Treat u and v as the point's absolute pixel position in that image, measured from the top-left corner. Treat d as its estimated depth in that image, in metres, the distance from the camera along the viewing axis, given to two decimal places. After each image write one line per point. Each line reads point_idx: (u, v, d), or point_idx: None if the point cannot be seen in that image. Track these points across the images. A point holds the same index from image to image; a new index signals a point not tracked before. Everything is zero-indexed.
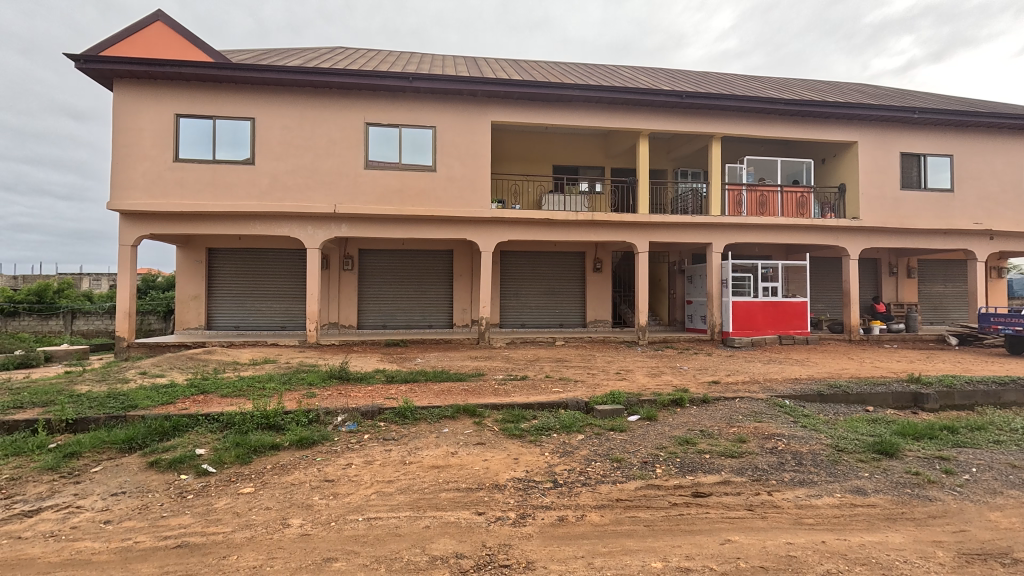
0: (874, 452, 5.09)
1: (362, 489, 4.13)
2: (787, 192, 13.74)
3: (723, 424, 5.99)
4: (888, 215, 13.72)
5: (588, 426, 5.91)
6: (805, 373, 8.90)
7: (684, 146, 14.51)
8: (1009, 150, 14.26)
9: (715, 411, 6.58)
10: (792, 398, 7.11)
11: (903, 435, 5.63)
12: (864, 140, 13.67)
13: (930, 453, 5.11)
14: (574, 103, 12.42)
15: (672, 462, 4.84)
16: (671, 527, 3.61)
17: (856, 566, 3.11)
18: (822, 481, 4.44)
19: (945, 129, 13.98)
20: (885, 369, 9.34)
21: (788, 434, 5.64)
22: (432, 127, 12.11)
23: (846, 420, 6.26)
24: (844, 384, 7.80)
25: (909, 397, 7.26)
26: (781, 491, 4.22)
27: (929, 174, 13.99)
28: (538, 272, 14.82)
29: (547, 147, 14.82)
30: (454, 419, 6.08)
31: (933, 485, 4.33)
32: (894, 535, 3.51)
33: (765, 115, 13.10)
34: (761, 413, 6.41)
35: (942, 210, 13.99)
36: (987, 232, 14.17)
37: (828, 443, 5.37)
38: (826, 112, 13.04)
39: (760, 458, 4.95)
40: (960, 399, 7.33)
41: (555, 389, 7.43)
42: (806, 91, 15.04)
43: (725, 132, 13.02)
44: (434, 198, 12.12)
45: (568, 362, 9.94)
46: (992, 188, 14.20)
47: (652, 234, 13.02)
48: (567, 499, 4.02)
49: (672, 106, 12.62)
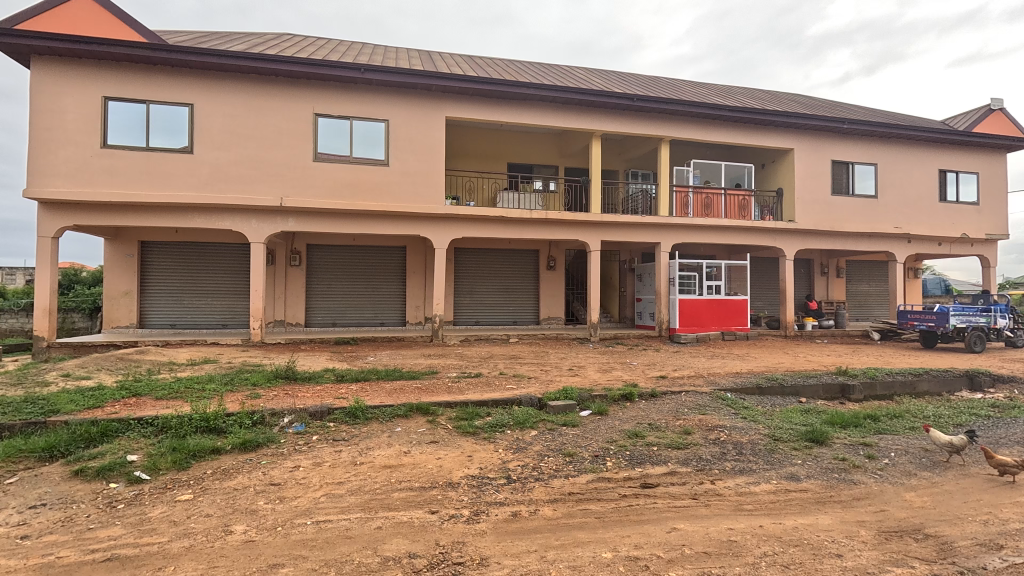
0: (806, 440, 5.44)
1: (311, 492, 4.02)
2: (730, 195, 14.41)
3: (670, 417, 6.21)
4: (820, 219, 14.66)
5: (541, 422, 5.99)
6: (745, 367, 9.38)
7: (635, 148, 14.89)
8: (924, 160, 15.53)
9: (662, 404, 6.82)
10: (733, 391, 7.47)
11: (832, 424, 6.05)
12: (800, 147, 14.51)
13: (855, 439, 5.51)
14: (529, 102, 12.49)
15: (622, 455, 4.99)
16: (621, 518, 3.72)
17: (790, 548, 3.32)
18: (760, 468, 4.70)
19: (870, 139, 15.05)
20: (816, 362, 9.97)
21: (729, 425, 5.92)
22: (385, 120, 11.84)
23: (782, 411, 6.65)
24: (780, 376, 8.29)
25: (837, 388, 7.81)
26: (722, 479, 4.44)
27: (857, 182, 15.04)
28: (492, 270, 14.82)
29: (502, 146, 14.80)
30: (407, 417, 6.00)
31: (858, 470, 4.68)
32: (824, 517, 3.78)
33: (712, 120, 13.68)
34: (705, 406, 6.71)
35: (868, 214, 15.06)
36: (906, 235, 15.37)
37: (766, 433, 5.68)
38: (765, 119, 13.74)
39: (704, 449, 5.17)
40: (882, 389, 7.94)
41: (509, 385, 7.48)
42: (748, 98, 15.77)
43: (674, 135, 13.46)
44: (388, 193, 11.88)
45: (521, 359, 10.00)
46: (911, 195, 15.41)
47: (604, 233, 13.27)
48: (520, 494, 4.06)
49: (624, 108, 12.94)
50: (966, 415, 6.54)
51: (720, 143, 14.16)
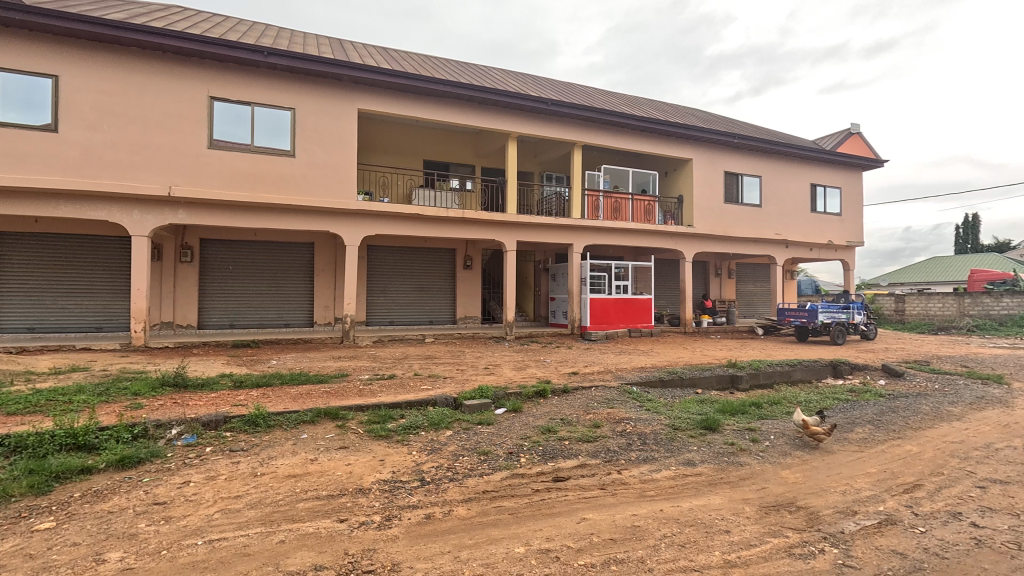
0: (701, 428, 5.92)
1: (204, 508, 3.68)
2: (636, 200, 15.28)
3: (581, 412, 6.47)
4: (714, 225, 16.00)
5: (456, 422, 5.96)
6: (649, 361, 10.01)
7: (549, 151, 15.30)
8: (799, 175, 17.50)
9: (574, 399, 7.08)
10: (638, 384, 7.95)
11: (724, 412, 6.63)
12: (697, 158, 15.74)
13: (742, 425, 6.09)
14: (445, 99, 12.37)
15: (535, 451, 5.10)
16: (533, 513, 3.81)
17: (686, 528, 3.59)
18: (661, 456, 5.04)
19: (756, 154, 16.70)
20: (711, 356, 10.87)
21: (634, 417, 6.28)
22: (291, 109, 11.15)
23: (681, 401, 7.18)
24: (679, 369, 8.94)
25: (728, 379, 8.57)
26: (628, 468, 4.70)
27: (745, 192, 16.60)
28: (407, 268, 14.51)
29: (418, 142, 14.52)
30: (314, 423, 5.69)
31: (744, 452, 5.17)
32: (715, 497, 4.13)
33: (621, 129, 14.44)
34: (613, 399, 7.06)
35: (754, 222, 16.69)
36: (784, 241, 17.22)
37: (666, 423, 6.10)
38: (667, 130, 14.74)
39: (611, 440, 5.44)
40: (764, 379, 8.85)
41: (424, 386, 7.37)
42: (653, 110, 16.82)
43: (586, 140, 14.01)
44: (294, 186, 11.20)
45: (437, 359, 9.89)
46: (788, 205, 17.31)
47: (519, 234, 13.50)
48: (434, 496, 4.02)
49: (538, 111, 13.24)
50: (830, 399, 7.48)
51: (628, 150, 14.97)
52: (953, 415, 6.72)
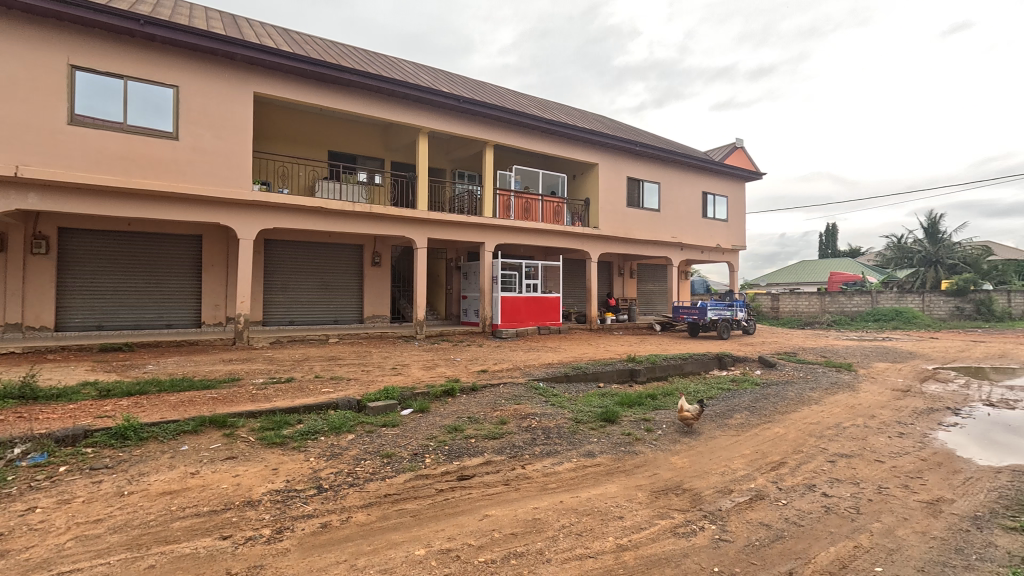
0: (601, 420, 6.22)
1: (53, 538, 3.21)
2: (546, 201, 15.68)
3: (488, 409, 6.52)
4: (618, 227, 16.89)
5: (359, 425, 5.75)
6: (555, 358, 10.33)
7: (461, 149, 15.24)
8: (692, 183, 19.01)
9: (482, 397, 7.12)
10: (545, 380, 8.18)
11: (622, 404, 7.02)
12: (603, 163, 16.52)
13: (638, 416, 6.49)
14: (351, 88, 11.87)
15: (441, 450, 5.06)
16: (435, 513, 3.76)
17: (583, 517, 3.75)
18: (563, 449, 5.22)
19: (655, 162, 17.88)
20: (613, 352, 11.46)
21: (540, 412, 6.45)
22: (173, 86, 10.08)
23: (584, 396, 7.50)
24: (584, 365, 9.32)
25: (627, 373, 9.10)
26: (532, 463, 4.82)
27: (645, 197, 17.70)
28: (310, 265, 13.73)
29: (322, 132, 13.78)
30: (197, 433, 5.19)
31: (639, 441, 5.51)
32: (611, 485, 4.35)
33: (531, 130, 14.77)
34: (520, 396, 7.20)
35: (653, 225, 17.85)
36: (679, 244, 18.59)
37: (570, 417, 6.33)
38: (575, 135, 15.32)
39: (517, 436, 5.54)
40: (660, 371, 9.50)
41: (325, 389, 7.01)
42: (562, 114, 17.40)
43: (498, 140, 14.14)
44: (176, 172, 10.13)
45: (341, 360, 9.47)
46: (683, 211, 18.72)
47: (430, 231, 13.30)
48: (332, 503, 3.83)
49: (450, 108, 13.15)
50: (714, 389, 8.21)
51: (538, 152, 15.33)
52: (812, 399, 7.67)
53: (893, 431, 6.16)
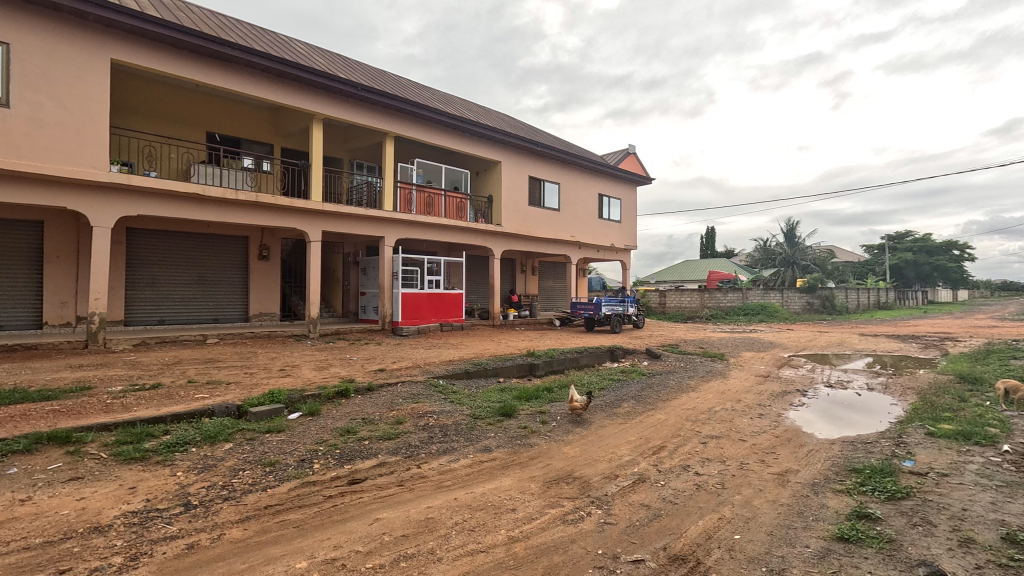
0: (499, 415, 6.30)
1: None
2: (449, 196, 15.54)
3: (384, 409, 6.32)
4: (520, 225, 17.23)
5: (238, 432, 5.28)
6: (456, 354, 10.30)
7: (360, 139, 14.59)
8: (589, 184, 19.95)
9: (378, 397, 6.89)
10: (444, 377, 8.12)
11: (520, 398, 7.18)
12: (505, 161, 16.75)
13: (535, 409, 6.67)
14: (234, 65, 10.84)
15: (331, 455, 4.80)
16: (322, 522, 3.57)
17: (477, 512, 3.77)
18: (460, 446, 5.21)
19: (555, 162, 18.52)
20: (514, 347, 11.68)
21: (438, 410, 6.39)
22: (2, 43, 8.48)
23: (483, 391, 7.55)
24: (484, 361, 9.40)
25: (526, 367, 9.33)
26: (427, 462, 4.75)
27: (546, 196, 18.25)
28: (184, 257, 12.35)
29: (199, 110, 12.44)
30: (32, 453, 4.43)
31: (534, 434, 5.67)
32: (505, 479, 4.42)
33: (433, 124, 14.56)
34: (418, 394, 7.07)
35: (554, 224, 18.46)
36: (577, 242, 19.43)
37: (468, 413, 6.35)
38: (478, 131, 15.38)
39: (413, 435, 5.44)
40: (557, 365, 9.86)
41: (200, 395, 6.35)
42: (466, 109, 17.36)
43: (398, 132, 13.75)
44: (7, 145, 8.56)
45: (221, 362, 8.64)
46: (581, 211, 19.58)
47: (325, 224, 12.59)
48: (201, 521, 3.47)
49: (347, 95, 12.55)
50: (606, 380, 8.69)
51: (441, 147, 15.15)
52: (690, 387, 8.41)
53: (754, 412, 6.95)
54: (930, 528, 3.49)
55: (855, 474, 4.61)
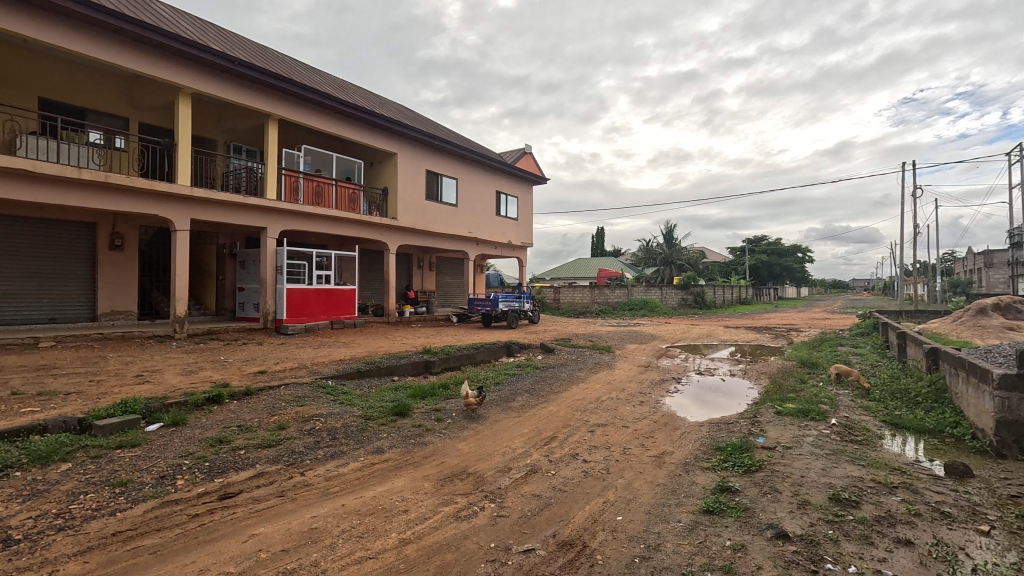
0: (392, 415, 6.10)
1: None
2: (340, 186, 14.72)
3: (264, 415, 5.82)
4: (416, 219, 16.86)
5: (80, 450, 4.53)
6: (348, 353, 9.81)
7: (238, 119, 13.28)
8: (487, 181, 20.10)
9: (257, 402, 6.32)
10: (333, 378, 7.67)
11: (415, 396, 7.02)
12: (401, 153, 16.28)
13: (430, 407, 6.56)
14: (77, 22, 9.27)
15: (199, 468, 4.31)
16: (186, 544, 3.18)
17: (366, 517, 3.61)
18: (349, 449, 4.96)
19: (453, 157, 18.41)
20: (410, 344, 11.40)
21: (326, 413, 6.03)
22: None
23: (375, 391, 7.27)
24: (378, 359, 9.06)
25: (422, 365, 9.16)
26: (313, 468, 4.46)
27: (443, 191, 18.05)
28: (8, 245, 10.34)
29: (30, 72, 10.47)
30: None
31: (428, 432, 5.57)
32: (397, 480, 4.29)
33: (323, 109, 13.70)
34: (304, 397, 6.61)
35: (451, 219, 18.33)
36: (475, 239, 19.50)
37: (359, 414, 6.07)
38: (372, 120, 14.78)
39: (297, 441, 5.07)
40: (453, 362, 9.81)
41: (28, 409, 5.35)
42: (359, 96, 16.58)
43: (284, 115, 12.75)
44: None
45: (59, 369, 7.37)
46: (479, 207, 19.67)
47: (196, 211, 11.28)
48: (26, 559, 2.92)
49: (222, 70, 11.35)
50: (501, 375, 8.82)
51: (331, 134, 14.30)
52: (580, 378, 8.83)
53: (636, 400, 7.48)
54: (777, 494, 4.00)
55: (719, 451, 5.16)
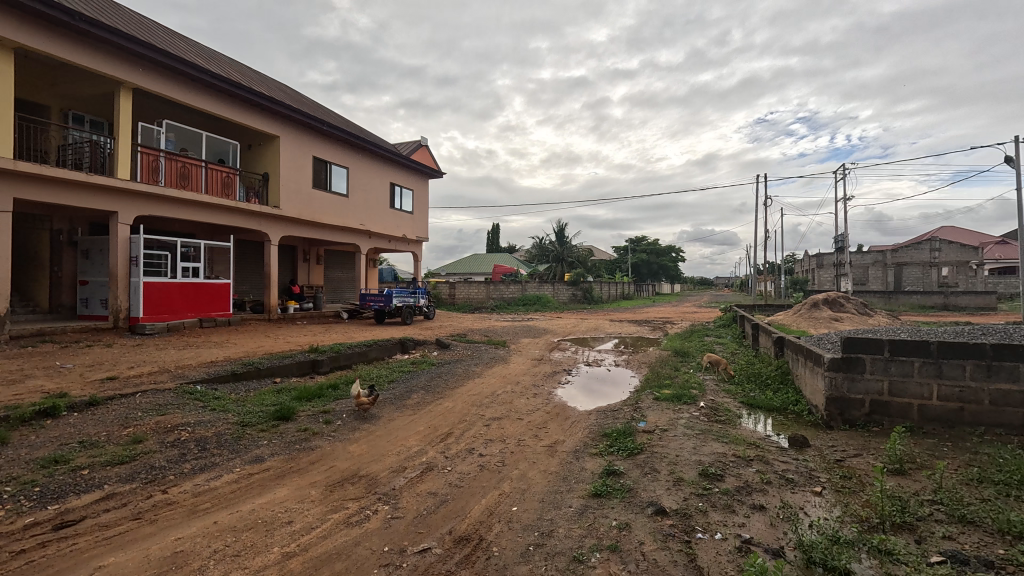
0: (274, 420, 5.63)
1: None
2: (212, 169, 13.24)
3: (115, 427, 5.05)
4: (302, 208, 15.74)
5: None
6: (221, 354, 8.88)
7: (79, 85, 11.35)
8: (380, 172, 19.37)
9: (106, 413, 5.47)
10: (203, 382, 6.89)
11: (300, 399, 6.55)
12: (285, 136, 15.08)
13: (317, 409, 6.16)
14: None
15: (26, 495, 3.62)
16: None
17: (244, 533, 3.29)
18: (223, 460, 4.49)
19: (344, 145, 17.46)
20: (294, 343, 10.62)
21: (194, 421, 5.40)
22: None
23: (254, 394, 6.66)
24: (257, 360, 8.31)
25: (308, 365, 8.59)
26: (177, 484, 3.96)
27: (332, 179, 17.05)
28: None
29: None
30: None
31: (315, 436, 5.23)
32: (280, 490, 3.97)
33: (191, 82, 12.22)
34: (167, 404, 5.85)
35: (341, 210, 17.39)
36: (367, 231, 18.70)
37: (234, 421, 5.51)
38: (250, 98, 13.49)
39: (158, 455, 4.47)
40: (343, 361, 9.32)
41: None
42: (235, 71, 15.05)
43: (141, 84, 11.16)
44: None
45: None
46: (371, 198, 18.88)
47: (22, 190, 9.45)
48: None
49: (58, 24, 9.62)
50: (395, 373, 8.56)
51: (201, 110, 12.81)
52: (476, 373, 8.87)
53: (530, 392, 7.70)
54: (655, 473, 4.36)
55: (605, 437, 5.49)
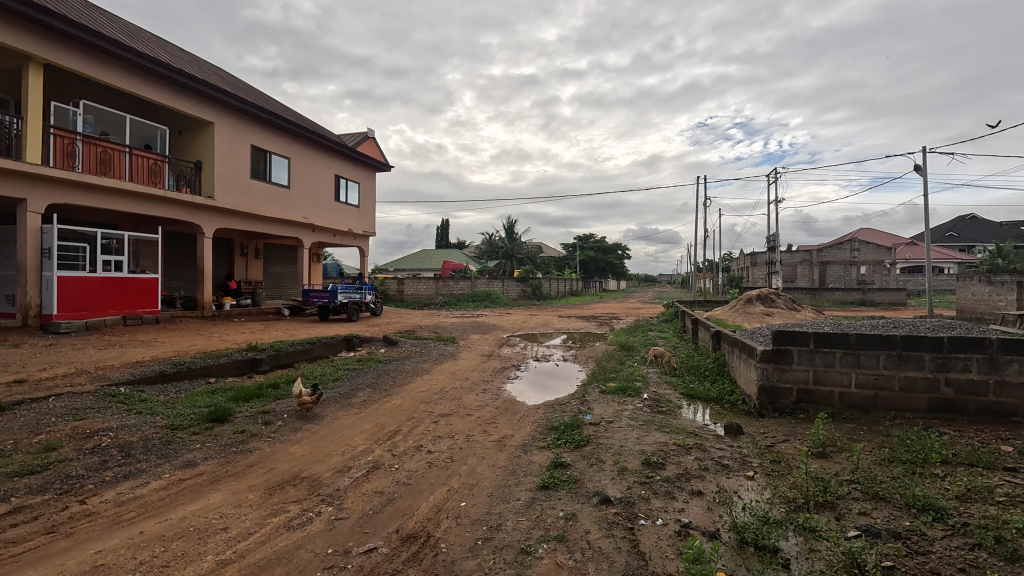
0: (208, 422, 5.32)
1: None
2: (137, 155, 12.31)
3: (23, 435, 4.60)
4: (239, 199, 14.95)
5: None
6: (148, 354, 8.30)
7: None
8: (325, 163, 18.69)
9: (12, 419, 4.97)
10: (127, 384, 6.41)
11: (237, 399, 6.23)
12: (220, 123, 14.25)
13: (255, 410, 5.88)
14: None
15: None
16: None
17: (173, 542, 3.10)
18: (150, 466, 4.20)
19: (285, 134, 16.72)
20: (230, 341, 10.09)
21: (117, 426, 5.01)
22: None
23: (186, 396, 6.27)
24: (188, 359, 7.84)
25: (246, 363, 8.19)
26: (97, 494, 3.67)
27: (273, 170, 16.29)
28: None
29: None
30: None
31: (253, 438, 4.99)
32: (214, 495, 3.76)
33: (114, 61, 11.31)
34: (85, 409, 5.40)
35: (283, 202, 16.66)
36: (310, 225, 18.02)
37: (163, 424, 5.16)
38: (181, 81, 12.64)
39: (74, 464, 4.12)
40: (285, 359, 8.96)
41: None
42: (163, 51, 14.06)
43: (55, 60, 10.20)
44: None
45: None
46: (315, 191, 18.20)
47: None
48: None
49: None
50: (340, 371, 8.32)
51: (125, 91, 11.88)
52: (424, 370, 8.77)
53: (479, 388, 7.70)
54: (601, 464, 4.48)
55: (553, 431, 5.58)
